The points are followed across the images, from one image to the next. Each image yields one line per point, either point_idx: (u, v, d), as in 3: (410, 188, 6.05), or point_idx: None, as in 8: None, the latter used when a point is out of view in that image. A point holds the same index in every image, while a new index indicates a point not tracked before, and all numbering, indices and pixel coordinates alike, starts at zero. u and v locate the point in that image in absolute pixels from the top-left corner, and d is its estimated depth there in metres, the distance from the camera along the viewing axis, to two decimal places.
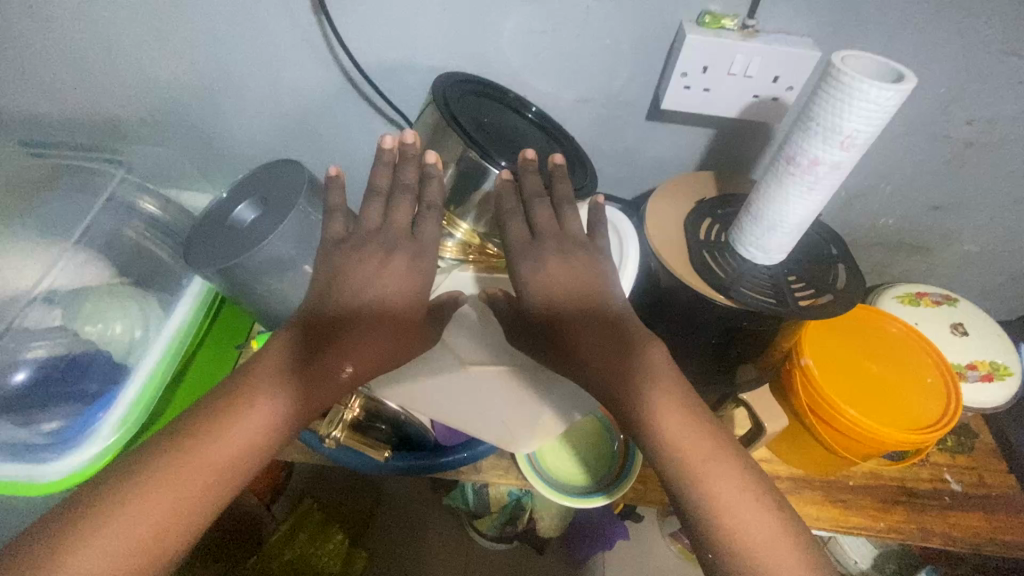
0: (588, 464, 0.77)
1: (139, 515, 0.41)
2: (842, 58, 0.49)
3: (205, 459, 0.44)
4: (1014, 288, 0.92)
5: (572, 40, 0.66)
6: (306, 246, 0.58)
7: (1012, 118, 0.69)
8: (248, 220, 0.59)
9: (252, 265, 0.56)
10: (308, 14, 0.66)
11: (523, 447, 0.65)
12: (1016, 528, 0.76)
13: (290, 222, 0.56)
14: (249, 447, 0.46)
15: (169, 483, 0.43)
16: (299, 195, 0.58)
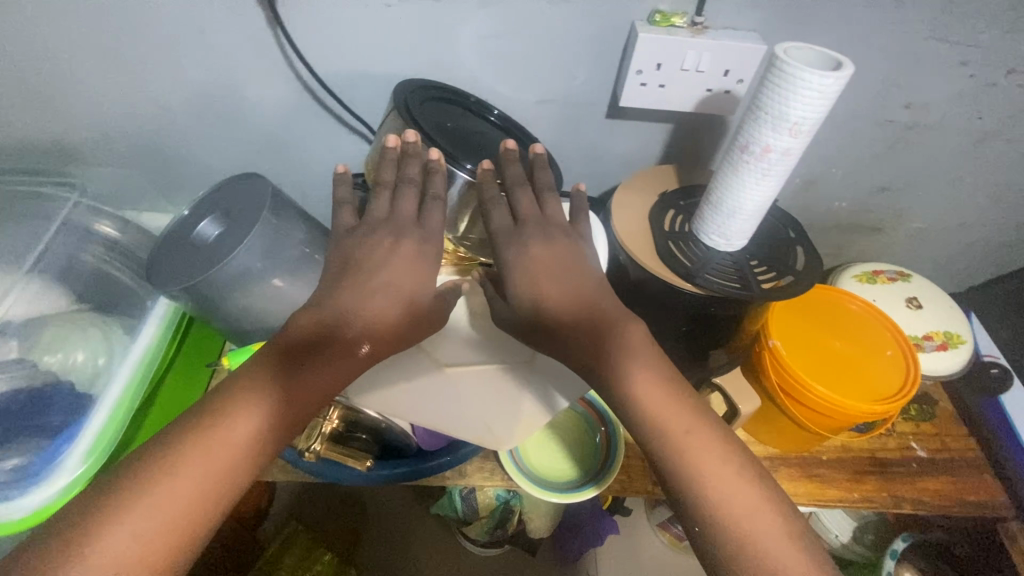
0: (572, 459, 0.78)
1: (123, 542, 0.40)
2: (784, 49, 0.51)
3: (189, 477, 0.43)
4: (961, 262, 0.97)
5: (529, 43, 0.68)
6: (274, 258, 0.58)
7: (945, 100, 0.73)
8: (210, 236, 0.58)
9: (218, 281, 0.55)
10: (263, 26, 0.65)
11: (506, 443, 0.63)
12: (978, 488, 0.80)
13: (256, 236, 0.56)
14: (238, 458, 0.45)
15: (153, 507, 0.41)
16: (264, 207, 0.57)
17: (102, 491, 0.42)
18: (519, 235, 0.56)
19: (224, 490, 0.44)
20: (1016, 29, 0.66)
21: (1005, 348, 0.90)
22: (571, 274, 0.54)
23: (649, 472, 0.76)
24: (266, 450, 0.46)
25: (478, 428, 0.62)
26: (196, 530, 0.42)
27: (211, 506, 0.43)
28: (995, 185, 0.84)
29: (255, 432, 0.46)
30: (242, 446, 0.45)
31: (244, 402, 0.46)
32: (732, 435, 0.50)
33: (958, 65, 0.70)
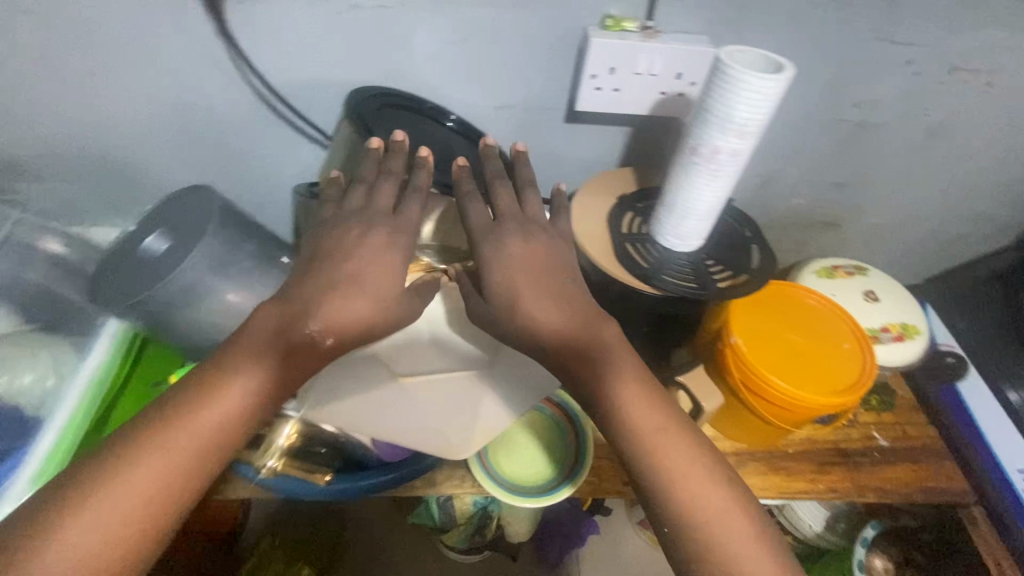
0: (545, 459, 0.78)
1: (103, 516, 0.42)
2: (728, 53, 0.52)
3: (164, 457, 0.45)
4: (917, 255, 0.99)
5: (483, 49, 0.68)
6: (224, 272, 0.57)
7: (891, 99, 0.75)
8: (156, 251, 0.58)
9: (164, 295, 0.55)
10: (211, 35, 0.64)
11: (462, 453, 0.60)
12: (938, 474, 0.83)
13: (203, 250, 0.56)
14: (211, 439, 0.46)
15: (129, 485, 0.43)
16: (212, 219, 0.57)
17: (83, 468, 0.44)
18: (497, 230, 0.57)
19: (198, 470, 0.46)
20: (954, 28, 0.69)
21: (961, 337, 0.93)
22: (535, 272, 0.55)
23: (620, 472, 0.77)
24: (240, 431, 0.47)
25: (433, 437, 0.59)
26: (170, 507, 0.44)
27: (185, 485, 0.45)
28: (944, 179, 0.86)
29: (227, 414, 0.47)
30: (216, 428, 0.46)
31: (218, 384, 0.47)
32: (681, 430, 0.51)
33: (903, 64, 0.72)
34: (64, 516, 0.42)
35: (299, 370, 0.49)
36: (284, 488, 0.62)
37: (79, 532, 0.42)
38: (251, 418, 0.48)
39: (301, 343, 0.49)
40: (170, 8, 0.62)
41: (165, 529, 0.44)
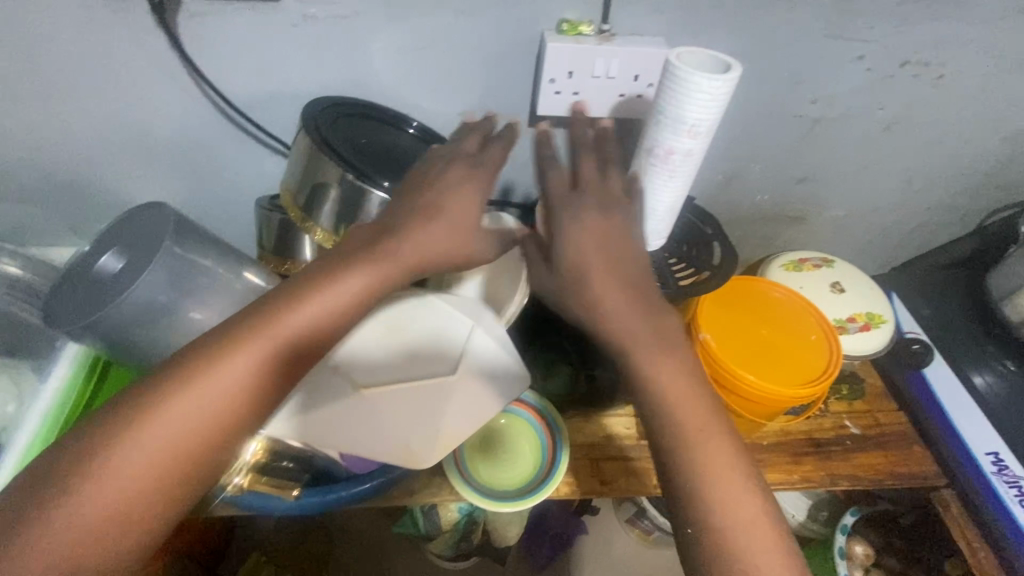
0: (521, 445, 0.79)
1: (171, 425, 0.43)
2: (677, 54, 0.53)
3: (244, 361, 0.45)
4: (883, 245, 1.01)
5: (442, 55, 0.68)
6: (179, 290, 0.57)
7: (847, 93, 0.77)
8: (112, 270, 0.57)
9: (120, 315, 0.55)
10: (166, 49, 0.63)
11: (423, 464, 0.58)
12: (909, 459, 0.84)
13: (157, 268, 0.55)
14: (241, 399, 0.45)
15: (159, 437, 0.43)
16: (164, 235, 0.57)
17: (109, 418, 0.43)
18: (572, 197, 0.55)
19: (226, 427, 0.45)
20: (902, 23, 0.71)
21: (926, 324, 0.95)
22: (602, 239, 0.54)
23: (597, 473, 0.79)
24: (271, 391, 0.47)
25: (393, 443, 0.58)
26: (222, 438, 0.45)
27: (212, 442, 0.45)
28: (903, 170, 0.88)
29: (257, 374, 0.45)
30: (244, 388, 0.45)
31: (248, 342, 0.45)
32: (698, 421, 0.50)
33: (855, 60, 0.73)
34: (94, 466, 0.42)
35: (330, 332, 0.48)
36: (253, 504, 0.62)
37: (111, 482, 0.42)
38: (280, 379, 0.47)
39: (331, 304, 0.48)
40: (121, 22, 0.61)
41: (193, 483, 0.45)
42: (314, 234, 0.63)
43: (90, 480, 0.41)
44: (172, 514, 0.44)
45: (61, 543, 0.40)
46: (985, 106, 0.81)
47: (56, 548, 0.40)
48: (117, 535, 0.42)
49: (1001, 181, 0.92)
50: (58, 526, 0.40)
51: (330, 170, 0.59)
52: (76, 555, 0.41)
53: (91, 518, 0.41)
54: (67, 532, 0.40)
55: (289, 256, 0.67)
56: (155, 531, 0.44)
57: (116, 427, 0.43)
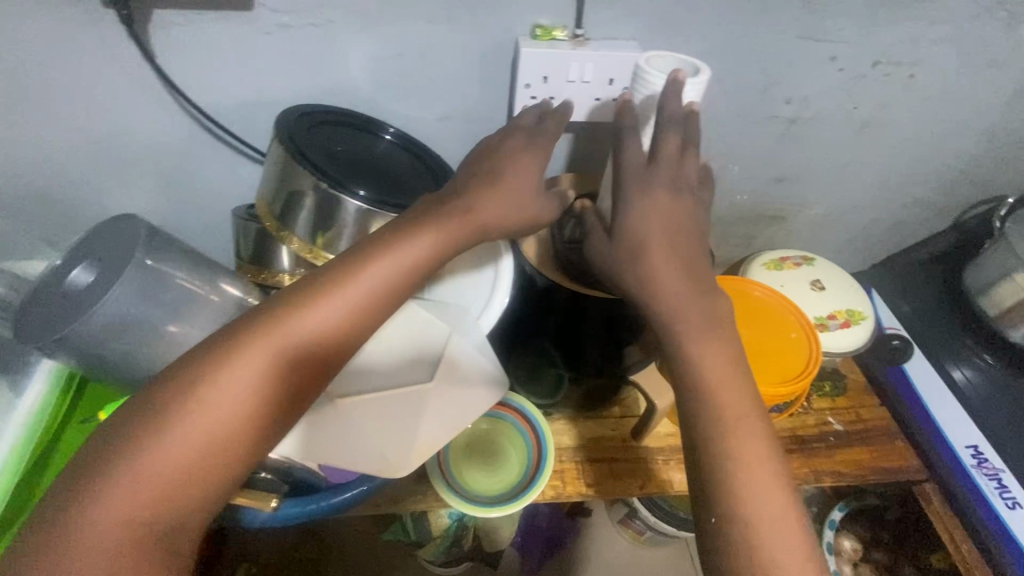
0: (504, 443, 0.79)
1: (205, 416, 0.42)
2: (647, 60, 0.56)
3: (279, 345, 0.45)
4: (863, 242, 1.02)
5: (417, 61, 0.68)
6: (151, 302, 0.57)
7: (821, 94, 0.78)
8: (82, 283, 0.58)
9: (89, 329, 0.54)
10: (138, 59, 0.63)
11: (400, 473, 0.58)
12: (894, 454, 0.84)
13: (128, 281, 0.55)
14: (302, 365, 0.46)
15: (221, 402, 0.43)
16: (136, 247, 0.57)
17: (172, 384, 0.43)
18: (647, 173, 0.54)
19: (287, 393, 0.46)
20: (873, 24, 0.71)
21: (905, 320, 0.96)
22: (667, 218, 0.52)
23: (582, 475, 0.79)
24: (331, 358, 0.47)
25: (373, 453, 0.58)
26: (257, 425, 0.44)
27: (272, 408, 0.45)
28: (881, 168, 0.89)
29: (318, 340, 0.46)
30: (304, 354, 0.46)
31: (310, 308, 0.46)
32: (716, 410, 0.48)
33: (829, 61, 0.74)
34: (157, 430, 0.41)
35: (387, 300, 0.49)
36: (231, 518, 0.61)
37: (173, 445, 0.41)
38: (340, 346, 0.47)
39: (390, 272, 0.48)
40: (91, 32, 0.60)
41: (253, 450, 0.44)
42: (291, 244, 0.63)
43: (152, 443, 0.41)
44: (232, 482, 0.44)
45: (122, 509, 0.39)
46: (958, 104, 0.82)
47: (119, 512, 0.39)
48: (180, 500, 0.41)
49: (976, 177, 0.93)
50: (121, 489, 0.40)
51: (304, 179, 0.59)
52: (138, 521, 0.40)
53: (154, 482, 0.40)
54: (130, 496, 0.40)
55: (266, 265, 0.66)
56: (216, 499, 0.43)
57: (179, 391, 0.43)
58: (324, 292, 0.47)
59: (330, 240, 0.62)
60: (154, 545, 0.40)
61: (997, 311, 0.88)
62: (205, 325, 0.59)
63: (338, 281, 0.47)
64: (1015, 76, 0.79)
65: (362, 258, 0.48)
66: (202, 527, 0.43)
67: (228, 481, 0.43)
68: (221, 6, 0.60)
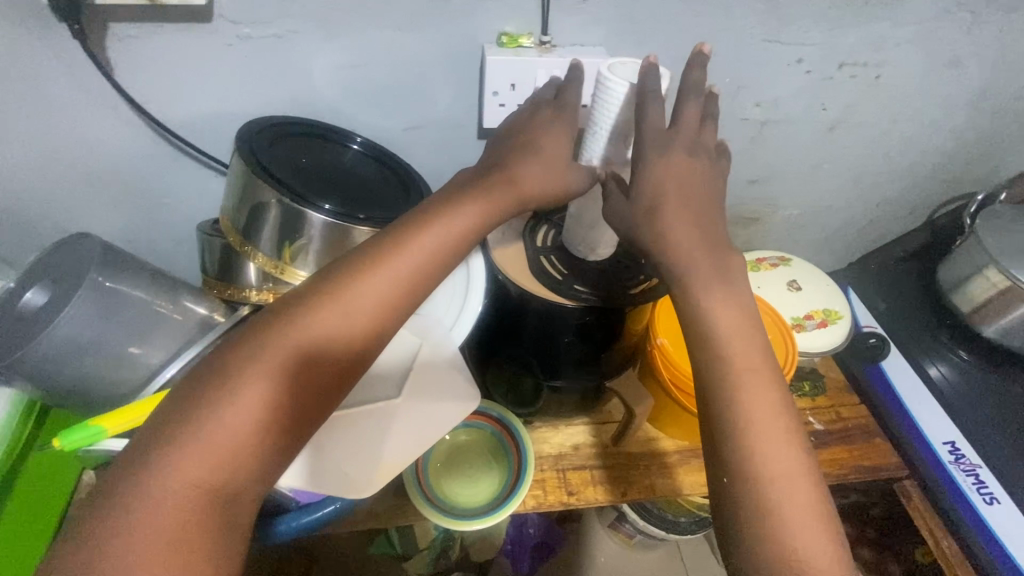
0: (482, 447, 0.79)
1: (231, 416, 0.40)
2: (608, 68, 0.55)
3: (305, 335, 0.43)
4: (840, 241, 1.03)
5: (383, 71, 0.67)
6: (108, 322, 0.57)
7: (790, 96, 0.78)
8: (37, 304, 0.58)
9: (43, 352, 0.54)
10: (94, 74, 0.61)
11: (365, 492, 0.55)
12: (874, 452, 0.84)
13: (82, 300, 0.56)
14: (361, 330, 0.45)
15: (280, 368, 0.42)
16: (90, 266, 0.58)
17: (233, 350, 0.43)
18: (667, 141, 0.51)
19: (346, 359, 0.45)
20: (838, 27, 0.72)
21: (882, 318, 0.97)
22: (666, 211, 0.50)
23: (563, 484, 0.78)
24: (390, 324, 0.47)
25: (340, 471, 0.56)
26: (285, 419, 0.42)
27: (331, 372, 0.45)
28: (853, 167, 0.90)
29: (377, 305, 0.45)
30: (361, 323, 0.45)
31: (368, 273, 0.46)
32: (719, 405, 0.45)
33: (796, 63, 0.75)
34: (221, 394, 0.40)
35: (440, 267, 0.49)
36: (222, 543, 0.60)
37: (239, 408, 0.40)
38: (382, 327, 0.46)
39: (444, 238, 0.49)
40: (42, 50, 0.58)
41: (310, 414, 0.44)
42: (255, 260, 0.62)
43: (218, 406, 0.40)
44: (290, 446, 0.43)
45: (189, 471, 0.38)
46: (925, 103, 0.83)
47: (186, 476, 0.38)
48: (244, 464, 0.40)
49: (947, 174, 0.94)
50: (189, 452, 0.38)
51: (265, 193, 0.58)
52: (204, 485, 0.38)
53: (221, 446, 0.39)
54: (196, 460, 0.38)
55: (231, 281, 0.64)
56: (278, 463, 0.42)
57: (242, 356, 0.42)
58: (382, 259, 0.46)
59: (295, 253, 0.61)
60: (218, 509, 0.39)
61: (971, 308, 0.88)
62: (168, 344, 0.60)
63: (370, 265, 0.46)
64: (979, 74, 0.80)
65: (417, 226, 0.48)
66: (260, 494, 0.42)
67: (287, 446, 0.42)
68: (178, 18, 0.59)
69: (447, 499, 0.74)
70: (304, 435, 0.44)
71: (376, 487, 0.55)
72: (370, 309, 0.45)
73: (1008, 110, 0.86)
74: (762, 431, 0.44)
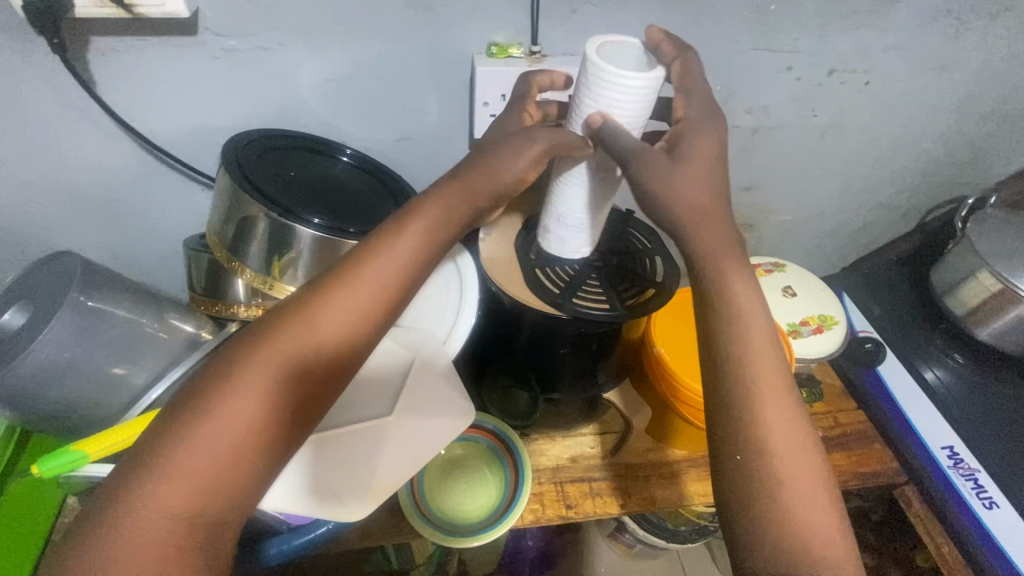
0: (473, 459, 0.77)
1: (204, 446, 0.39)
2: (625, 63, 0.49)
3: (280, 357, 0.42)
4: (833, 246, 1.03)
5: (372, 83, 0.66)
6: (87, 344, 0.56)
7: (780, 103, 0.79)
8: (16, 326, 0.57)
9: (19, 378, 0.53)
10: (76, 88, 0.60)
11: (358, 514, 0.54)
12: (871, 459, 0.83)
13: (59, 324, 0.54)
14: (341, 342, 0.44)
15: (258, 393, 0.41)
16: (70, 286, 0.56)
17: (214, 369, 0.42)
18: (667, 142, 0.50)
19: (326, 374, 0.44)
20: (826, 34, 0.72)
21: (876, 322, 0.97)
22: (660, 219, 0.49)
23: (561, 497, 0.77)
24: (371, 333, 0.45)
25: (330, 492, 0.55)
26: (262, 445, 0.41)
27: (314, 385, 0.43)
28: (844, 173, 0.90)
29: (356, 315, 0.44)
30: (339, 339, 0.44)
31: (344, 282, 0.44)
32: (727, 405, 0.44)
33: (785, 70, 0.75)
34: (195, 424, 0.39)
35: (420, 274, 0.47)
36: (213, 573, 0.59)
37: (216, 433, 0.39)
38: (360, 344, 0.45)
39: (419, 244, 0.47)
40: (23, 65, 0.57)
41: (294, 431, 0.43)
42: (243, 276, 0.61)
43: (196, 428, 0.39)
44: (276, 465, 0.42)
45: (165, 501, 0.37)
46: (914, 108, 0.83)
47: (166, 500, 0.37)
48: (223, 490, 0.39)
49: (937, 178, 0.94)
50: (165, 481, 0.38)
51: (253, 207, 0.57)
52: (184, 508, 0.38)
53: (197, 472, 0.38)
54: (175, 484, 0.38)
55: (218, 298, 0.63)
56: (260, 489, 0.41)
57: (219, 379, 0.41)
58: (358, 267, 0.45)
59: (284, 267, 0.60)
60: (198, 535, 0.38)
61: (965, 310, 0.88)
62: (151, 364, 0.60)
63: (343, 280, 0.44)
64: (965, 79, 0.81)
65: (388, 232, 0.46)
66: (245, 517, 0.41)
67: (271, 465, 0.41)
68: (161, 32, 0.58)
69: (449, 518, 0.72)
70: (290, 451, 0.43)
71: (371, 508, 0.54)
72: (347, 326, 0.44)
73: (996, 114, 0.87)
74: (787, 443, 0.44)
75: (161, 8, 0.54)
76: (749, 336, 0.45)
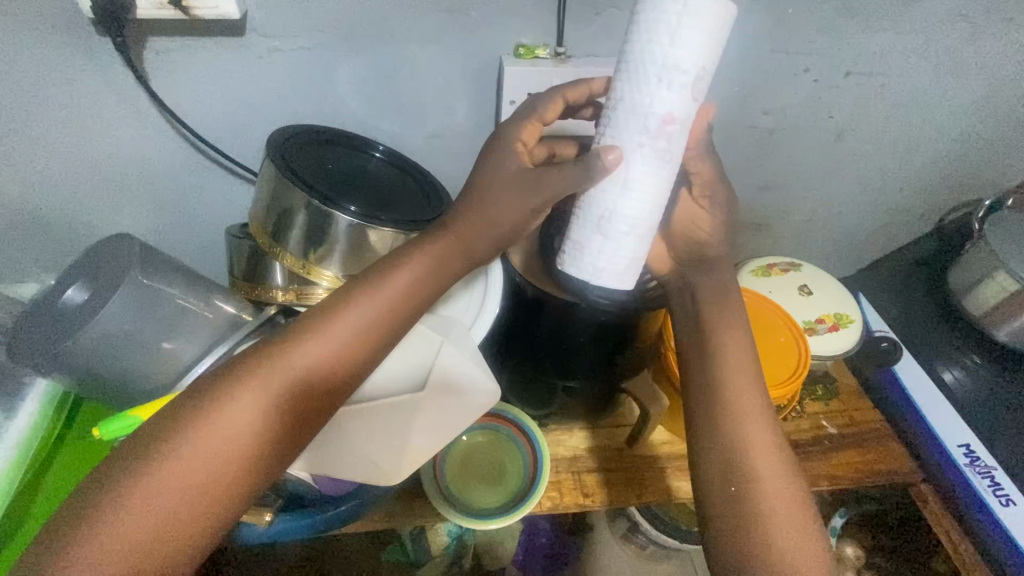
0: (490, 449, 0.79)
1: (160, 491, 0.43)
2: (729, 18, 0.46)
3: (238, 407, 0.46)
4: (849, 246, 1.04)
5: (406, 82, 0.70)
6: (142, 315, 0.61)
7: (797, 105, 0.81)
8: (77, 302, 0.61)
9: (86, 345, 0.58)
10: (132, 83, 0.64)
11: (394, 479, 0.61)
12: (886, 457, 0.84)
13: (122, 297, 0.59)
14: (307, 396, 0.49)
15: (214, 444, 0.45)
16: (129, 266, 0.61)
17: (173, 417, 0.46)
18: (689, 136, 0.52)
19: (286, 420, 0.48)
20: (843, 36, 0.74)
21: (892, 323, 0.98)
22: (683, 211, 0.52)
23: (578, 486, 0.79)
24: (330, 381, 0.50)
25: (362, 470, 0.60)
26: (219, 489, 0.45)
27: (276, 441, 0.47)
28: (861, 173, 0.91)
29: (318, 365, 0.49)
30: (301, 387, 0.48)
31: (316, 337, 0.49)
32: (715, 442, 0.56)
33: (802, 72, 0.77)
34: (151, 468, 0.43)
35: (384, 321, 0.51)
36: (249, 535, 0.62)
37: (174, 478, 0.43)
38: (320, 392, 0.49)
39: (391, 303, 0.52)
40: (85, 59, 0.61)
41: (257, 476, 0.47)
42: (283, 260, 0.65)
43: (153, 471, 0.43)
44: (235, 505, 0.46)
45: (109, 547, 0.41)
46: (929, 111, 0.85)
47: (120, 538, 0.41)
48: (174, 535, 0.43)
49: (952, 181, 0.95)
50: (111, 527, 0.41)
51: (295, 197, 0.60)
52: (132, 552, 0.41)
53: (149, 514, 0.42)
54: (127, 527, 0.41)
55: (260, 282, 0.67)
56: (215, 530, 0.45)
57: (175, 427, 0.45)
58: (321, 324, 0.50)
59: (322, 254, 0.63)
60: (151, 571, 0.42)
61: (982, 311, 0.89)
62: (200, 337, 0.64)
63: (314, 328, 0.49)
64: (981, 82, 0.82)
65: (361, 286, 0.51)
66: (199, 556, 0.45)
67: (222, 513, 0.45)
68: (212, 32, 0.62)
69: (473, 508, 0.73)
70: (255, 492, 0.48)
71: (405, 475, 0.60)
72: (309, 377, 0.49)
73: (1012, 117, 0.88)
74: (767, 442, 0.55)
75: (216, 9, 0.58)
76: (733, 378, 0.59)
